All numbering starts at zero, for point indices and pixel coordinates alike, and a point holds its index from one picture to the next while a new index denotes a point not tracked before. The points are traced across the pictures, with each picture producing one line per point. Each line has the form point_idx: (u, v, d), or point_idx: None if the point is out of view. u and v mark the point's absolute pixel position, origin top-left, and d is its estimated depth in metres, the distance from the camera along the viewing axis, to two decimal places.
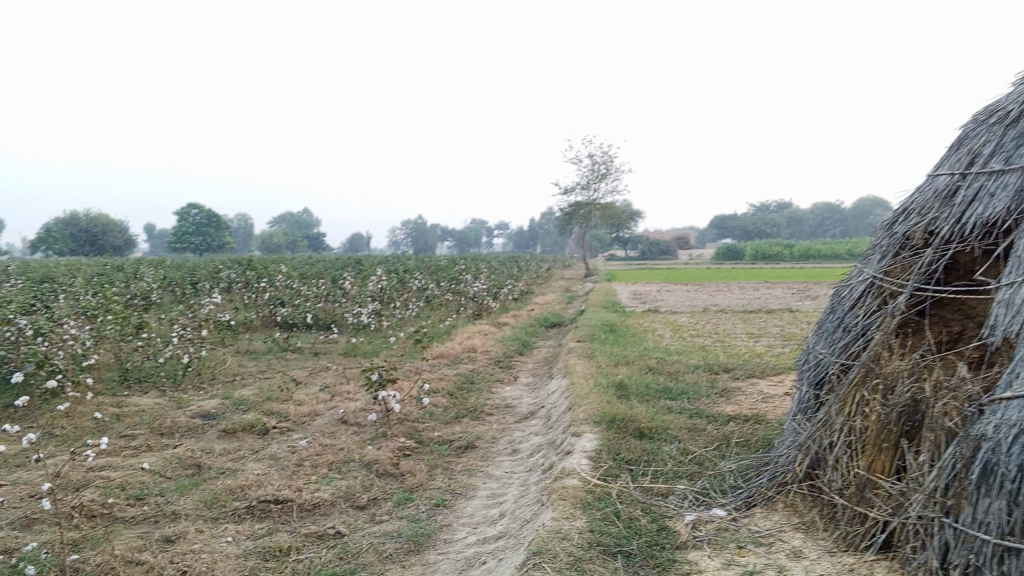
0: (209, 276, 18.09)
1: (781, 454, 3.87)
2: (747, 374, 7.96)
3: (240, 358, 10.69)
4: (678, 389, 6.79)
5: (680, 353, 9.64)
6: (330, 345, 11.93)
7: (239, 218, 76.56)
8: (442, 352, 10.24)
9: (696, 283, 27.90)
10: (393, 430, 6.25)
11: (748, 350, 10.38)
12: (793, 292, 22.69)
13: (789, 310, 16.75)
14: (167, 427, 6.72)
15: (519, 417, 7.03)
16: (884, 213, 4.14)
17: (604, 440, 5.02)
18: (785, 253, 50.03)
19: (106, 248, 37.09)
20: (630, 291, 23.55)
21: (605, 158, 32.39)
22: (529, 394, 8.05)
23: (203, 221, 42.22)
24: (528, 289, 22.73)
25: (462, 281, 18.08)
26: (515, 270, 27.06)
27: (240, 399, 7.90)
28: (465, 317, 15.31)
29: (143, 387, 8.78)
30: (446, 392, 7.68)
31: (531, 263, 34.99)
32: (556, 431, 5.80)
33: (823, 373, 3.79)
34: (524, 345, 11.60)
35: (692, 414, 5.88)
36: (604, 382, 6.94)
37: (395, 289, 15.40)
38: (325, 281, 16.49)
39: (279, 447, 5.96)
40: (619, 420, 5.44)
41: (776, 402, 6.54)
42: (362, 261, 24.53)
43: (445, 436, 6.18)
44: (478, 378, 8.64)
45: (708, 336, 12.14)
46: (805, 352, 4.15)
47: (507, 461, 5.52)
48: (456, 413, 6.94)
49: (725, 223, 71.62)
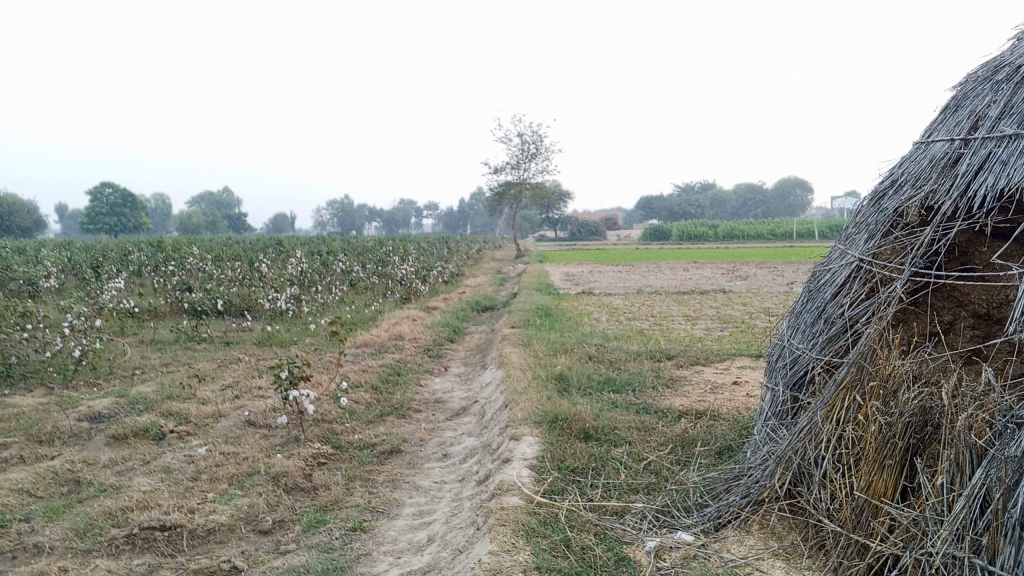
0: (116, 259, 16.88)
1: (753, 467, 3.32)
2: (693, 362, 7.49)
3: (143, 350, 9.77)
4: (621, 381, 6.25)
5: (618, 338, 9.14)
6: (244, 333, 11.08)
7: (157, 198, 73.58)
8: (366, 340, 9.53)
9: (627, 263, 27.75)
10: (307, 435, 5.58)
11: (687, 333, 9.96)
12: (724, 273, 22.57)
13: (722, 291, 16.50)
14: (47, 433, 5.87)
15: (450, 413, 6.40)
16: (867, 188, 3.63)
17: (545, 445, 4.43)
18: (711, 232, 50.53)
19: (12, 230, 34.97)
20: (561, 272, 23.14)
21: (534, 137, 31.94)
22: (461, 387, 7.43)
23: (117, 202, 40.05)
24: (459, 271, 22.07)
25: (389, 263, 17.31)
26: (443, 252, 26.31)
27: (137, 398, 7.06)
28: (392, 301, 14.55)
29: (28, 385, 7.83)
30: (369, 387, 7.01)
31: (461, 245, 34.33)
32: (491, 433, 5.20)
33: (801, 372, 3.25)
34: (455, 331, 10.97)
35: (640, 410, 5.35)
36: (542, 374, 6.36)
37: (317, 273, 14.58)
38: (241, 264, 15.49)
39: (174, 457, 5.21)
40: (561, 420, 4.86)
41: (726, 393, 6.06)
42: (283, 243, 23.41)
43: (366, 440, 5.53)
44: (405, 370, 7.97)
45: (645, 319, 11.71)
46: (776, 345, 3.61)
47: (437, 468, 4.91)
48: (380, 411, 6.28)
49: (653, 203, 72.13)
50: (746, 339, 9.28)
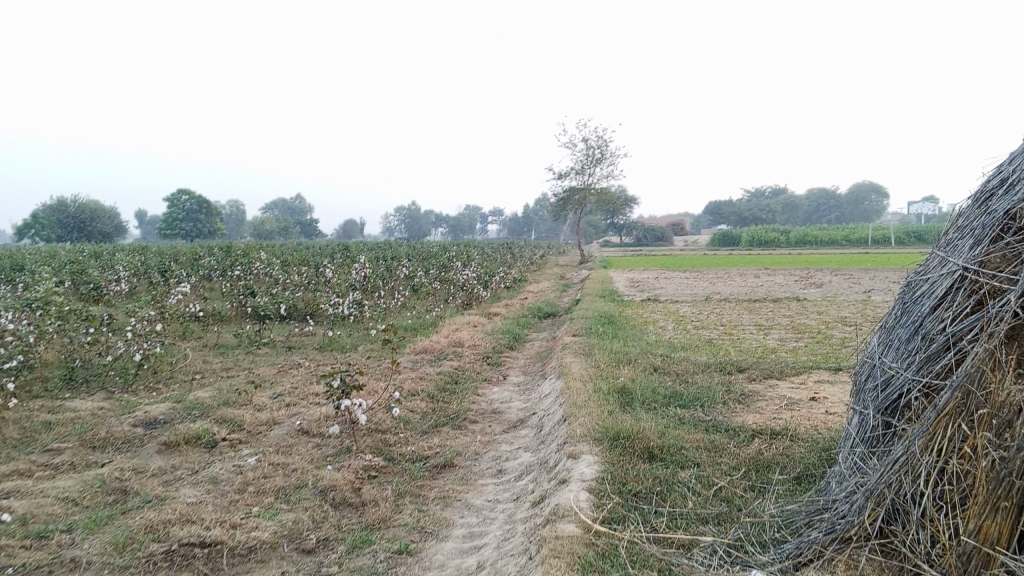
0: (186, 264, 17.16)
1: (837, 500, 2.97)
2: (766, 375, 7.07)
3: (205, 354, 9.77)
4: (689, 396, 5.89)
5: (685, 349, 8.75)
6: (305, 338, 11.03)
7: (231, 205, 75.51)
8: (425, 347, 9.35)
9: (694, 270, 27.12)
10: (359, 446, 5.38)
11: (759, 344, 9.49)
12: (797, 280, 21.80)
13: (795, 299, 15.88)
14: (100, 439, 5.81)
15: (507, 426, 6.13)
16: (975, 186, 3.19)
17: (605, 465, 4.12)
18: (782, 238, 49.27)
19: (95, 235, 36.16)
20: (626, 278, 22.73)
21: (600, 142, 31.57)
22: (520, 397, 7.17)
23: (193, 208, 41.11)
24: (522, 276, 21.88)
25: (452, 268, 17.18)
26: (508, 258, 26.14)
27: (193, 403, 6.99)
28: (454, 307, 14.39)
29: (90, 389, 7.85)
30: (425, 396, 6.80)
31: (526, 251, 34.15)
32: (548, 449, 4.90)
33: (895, 395, 2.89)
34: (516, 338, 10.72)
35: (710, 428, 4.99)
36: (603, 386, 6.04)
37: (379, 278, 14.52)
38: (306, 268, 15.54)
39: (223, 467, 5.06)
40: (624, 438, 4.54)
41: (803, 411, 5.65)
42: (350, 248, 23.53)
43: (419, 452, 5.30)
44: (463, 378, 7.73)
45: (714, 328, 11.26)
46: (863, 363, 3.25)
47: (491, 486, 4.65)
48: (435, 421, 6.06)
49: (721, 209, 70.85)
50: (822, 351, 8.79)
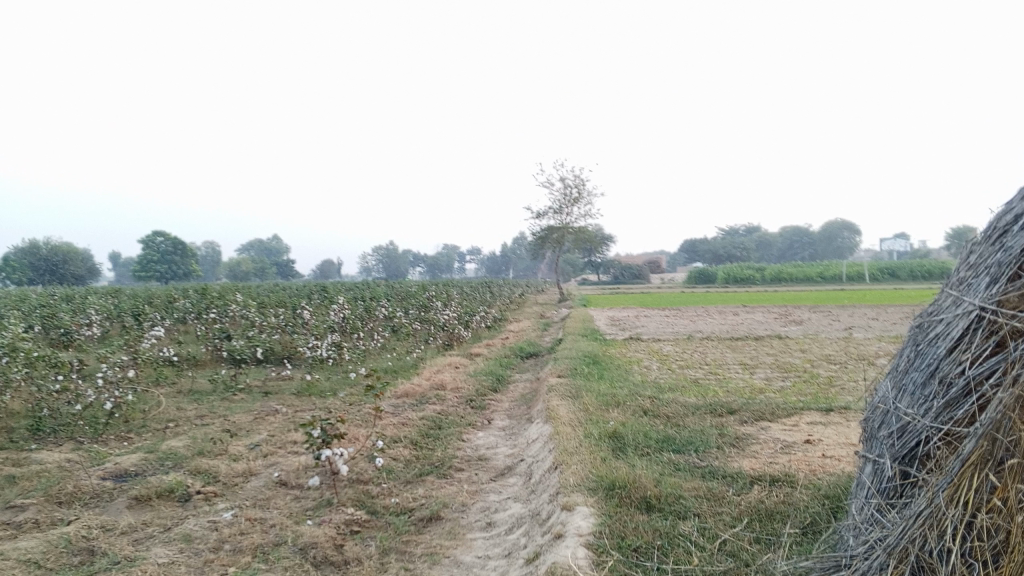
0: (160, 307, 16.83)
1: (854, 556, 2.79)
2: (757, 417, 6.92)
3: (179, 401, 9.48)
4: (681, 440, 5.72)
5: (673, 390, 8.60)
6: (283, 382, 10.77)
7: (206, 246, 74.98)
8: (406, 390, 9.12)
9: (674, 308, 27.12)
10: (340, 498, 5.15)
11: (746, 384, 9.37)
12: (777, 317, 21.83)
13: (777, 337, 15.83)
14: (67, 494, 5.53)
15: (494, 474, 5.92)
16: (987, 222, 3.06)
17: (602, 518, 3.94)
18: (758, 275, 49.58)
19: (67, 278, 35.60)
20: (606, 317, 22.63)
21: (578, 181, 31.70)
22: (506, 442, 6.97)
23: (168, 249, 40.69)
24: (502, 316, 21.72)
25: (432, 308, 17.00)
26: (487, 297, 25.97)
27: (167, 453, 6.72)
28: (435, 348, 14.18)
29: (58, 440, 7.54)
30: (408, 443, 6.58)
31: (505, 290, 34.04)
32: (540, 500, 4.71)
33: (912, 442, 2.73)
34: (499, 380, 10.53)
35: (706, 476, 4.82)
36: (593, 431, 5.87)
37: (358, 319, 14.30)
38: (283, 310, 15.28)
39: (197, 523, 4.80)
40: (619, 487, 4.36)
41: (799, 454, 5.50)
42: (327, 289, 23.27)
43: (404, 504, 5.08)
44: (446, 423, 7.51)
45: (699, 368, 11.14)
46: (875, 409, 3.09)
47: (480, 540, 4.43)
48: (419, 470, 5.85)
49: (698, 246, 71.35)
50: (811, 391, 8.67)
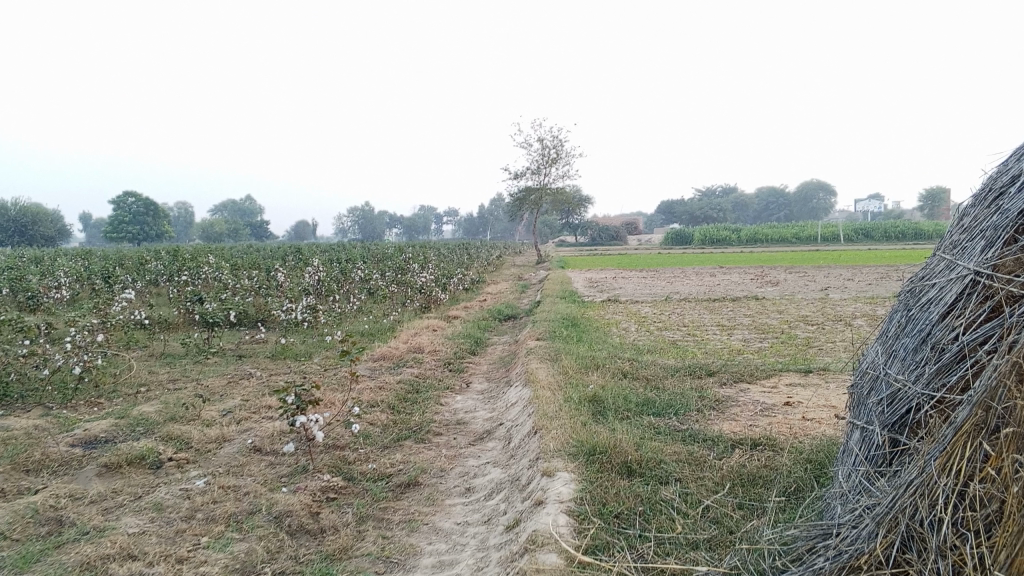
0: (132, 269, 16.52)
1: (843, 525, 2.74)
2: (737, 379, 6.89)
3: (151, 365, 9.30)
4: (662, 403, 5.67)
5: (652, 352, 8.55)
6: (258, 345, 10.61)
7: (179, 207, 73.93)
8: (383, 354, 9.01)
9: (651, 269, 27.13)
10: (316, 464, 5.06)
11: (725, 346, 9.35)
12: (754, 278, 21.87)
13: (754, 298, 15.87)
14: (35, 462, 5.39)
15: (473, 438, 5.84)
16: (982, 183, 2.96)
17: (583, 484, 3.87)
18: (735, 236, 49.72)
19: (37, 240, 34.92)
20: (583, 278, 22.59)
21: (556, 141, 31.42)
22: (485, 406, 6.89)
23: (141, 210, 40.03)
24: (479, 277, 21.60)
25: (409, 270, 16.83)
26: (464, 259, 25.82)
27: (138, 419, 6.58)
28: (412, 311, 14.06)
29: (26, 406, 7.37)
30: (385, 407, 6.49)
31: (483, 251, 33.86)
32: (519, 465, 4.64)
33: (903, 410, 2.67)
34: (476, 343, 10.44)
35: (687, 440, 4.77)
36: (573, 394, 5.80)
37: (334, 281, 14.11)
38: (257, 272, 15.06)
39: (168, 491, 4.69)
40: (600, 452, 4.29)
41: (780, 417, 5.47)
42: (302, 250, 22.98)
43: (382, 469, 5.00)
44: (424, 387, 7.42)
45: (678, 329, 11.12)
46: (864, 375, 3.03)
47: (459, 506, 4.36)
48: (397, 434, 5.76)
49: (675, 207, 71.36)
50: (789, 352, 8.67)
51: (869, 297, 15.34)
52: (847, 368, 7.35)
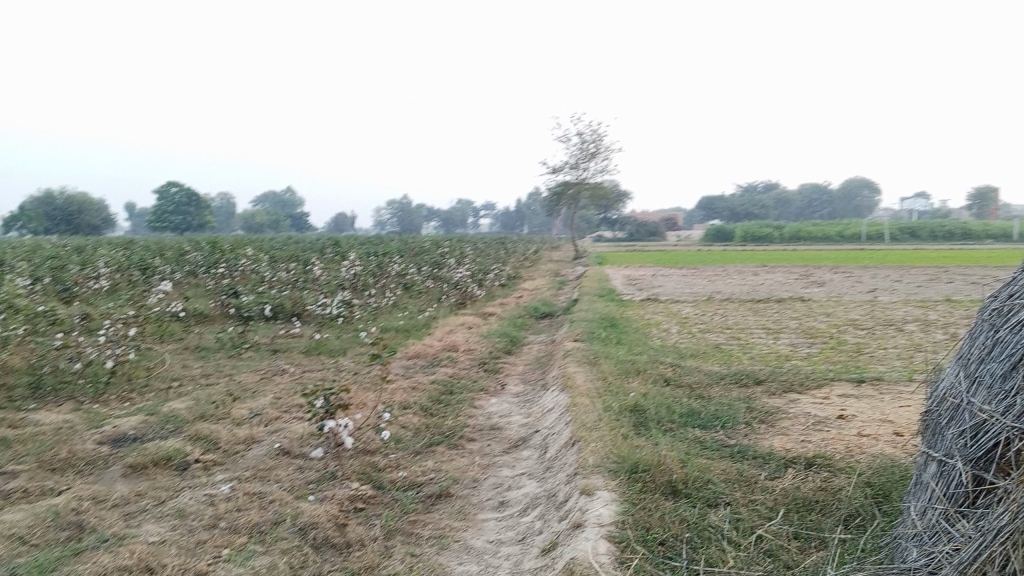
0: (171, 259, 16.56)
1: (918, 569, 2.44)
2: (785, 388, 6.59)
3: (185, 359, 9.24)
4: (707, 415, 5.40)
5: (694, 356, 8.26)
6: (292, 340, 10.51)
7: (221, 197, 74.85)
8: (417, 352, 8.84)
9: (691, 267, 26.69)
10: (344, 471, 4.87)
11: (770, 350, 9.01)
12: (797, 279, 21.37)
13: (799, 299, 15.43)
14: (61, 460, 5.28)
15: (508, 445, 5.62)
16: None
17: (624, 505, 3.63)
18: (776, 233, 48.83)
19: (83, 228, 35.45)
20: (621, 276, 22.23)
21: (595, 136, 31.05)
22: (520, 410, 6.67)
23: (184, 200, 40.50)
24: (517, 273, 21.39)
25: (445, 265, 16.67)
26: (502, 253, 25.61)
27: (168, 416, 6.47)
28: (448, 307, 13.88)
29: (58, 399, 7.31)
30: (418, 410, 6.30)
31: (520, 246, 33.63)
32: (556, 479, 4.40)
33: (989, 443, 2.36)
34: (513, 342, 10.21)
35: (735, 457, 4.50)
36: (613, 403, 5.55)
37: (370, 275, 13.98)
38: (293, 265, 15.00)
39: (192, 496, 4.53)
40: (643, 470, 4.04)
41: (833, 431, 5.17)
42: (340, 243, 22.97)
43: (412, 478, 4.80)
44: (458, 388, 7.20)
45: (720, 332, 10.78)
46: (942, 402, 2.71)
47: (492, 523, 4.14)
48: (429, 440, 5.55)
49: (715, 203, 70.48)
50: (839, 360, 8.31)
51: (919, 301, 14.83)
52: (903, 379, 6.99)
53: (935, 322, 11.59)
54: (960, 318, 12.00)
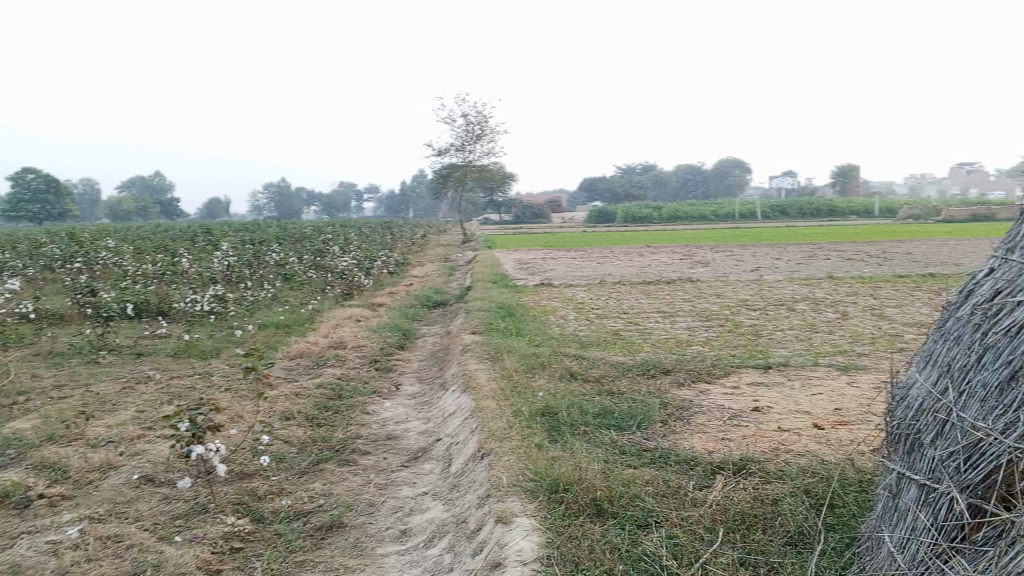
0: (21, 253, 15.02)
1: None
2: (696, 378, 6.31)
3: (35, 367, 8.20)
4: (620, 414, 5.03)
5: (596, 346, 7.92)
6: (160, 341, 9.57)
7: (84, 183, 70.36)
8: (301, 351, 8.14)
9: (578, 249, 26.64)
10: (219, 502, 4.23)
11: (670, 336, 8.78)
12: (684, 258, 21.63)
13: (688, 280, 15.42)
14: None
15: (406, 457, 5.09)
16: None
17: (548, 535, 3.18)
18: (656, 213, 49.76)
19: None
20: (511, 259, 21.89)
21: (480, 117, 30.52)
22: (417, 414, 6.14)
23: (42, 187, 37.53)
24: (403, 258, 20.68)
25: (328, 253, 15.82)
26: (388, 239, 24.82)
27: (9, 440, 5.58)
28: (333, 298, 13.13)
29: None
30: (303, 421, 5.67)
31: (406, 230, 32.79)
32: (465, 502, 3.92)
33: (988, 466, 2.01)
34: (404, 335, 9.64)
35: (658, 463, 4.13)
36: (519, 406, 5.10)
37: (247, 266, 13.03)
38: (162, 257, 13.84)
39: (32, 545, 3.78)
40: (563, 489, 3.60)
41: (752, 426, 4.88)
42: (215, 231, 21.56)
43: (299, 505, 4.21)
44: (348, 392, 6.59)
45: (618, 316, 10.52)
46: (922, 416, 2.36)
47: (393, 560, 3.62)
48: (316, 455, 4.96)
49: (597, 185, 71.42)
50: (740, 344, 8.16)
51: (803, 278, 15.08)
52: (808, 364, 6.82)
53: (823, 300, 11.73)
54: (846, 295, 12.18)
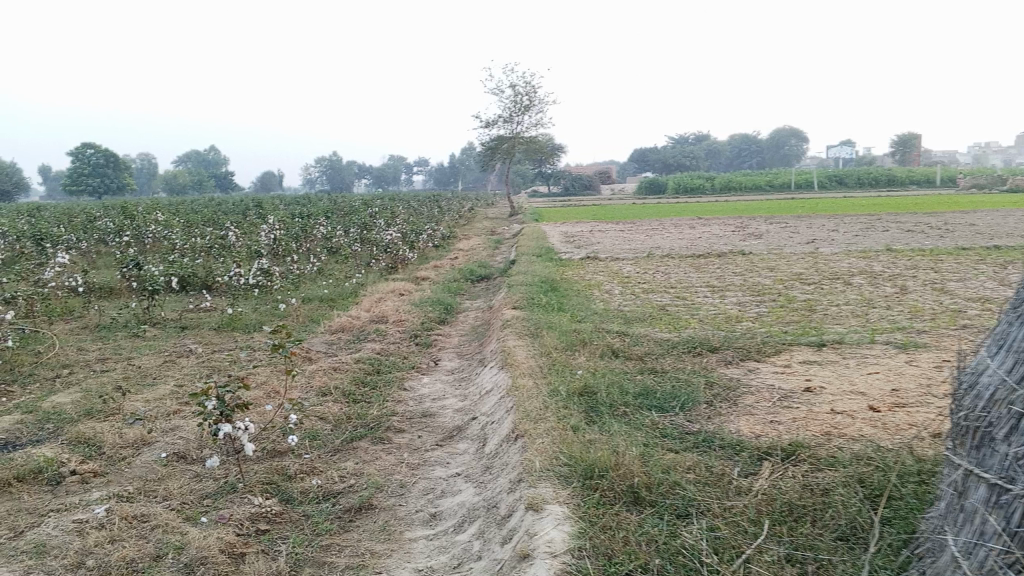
0: (75, 226, 15.24)
1: None
2: (745, 357, 6.04)
3: (81, 341, 8.26)
4: (663, 394, 4.81)
5: (641, 322, 7.67)
6: (204, 314, 9.60)
7: (142, 158, 71.87)
8: (341, 326, 8.06)
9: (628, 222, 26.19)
10: (248, 481, 4.14)
11: (719, 311, 8.47)
12: (735, 230, 21.09)
13: (739, 253, 15.00)
14: None
15: (441, 436, 4.96)
16: None
17: (580, 526, 3.00)
18: (708, 184, 48.77)
19: None
20: (559, 232, 21.61)
21: (528, 87, 30.14)
22: (455, 391, 5.99)
23: (100, 162, 38.29)
24: (450, 232, 20.56)
25: (373, 226, 15.77)
26: (435, 212, 24.71)
27: (49, 414, 5.58)
28: (377, 271, 13.06)
29: None
30: (338, 397, 5.56)
31: (454, 203, 32.67)
32: (496, 486, 3.76)
33: None
34: (446, 309, 9.50)
35: (701, 448, 3.91)
36: (556, 385, 4.91)
37: (292, 240, 13.01)
38: (210, 230, 13.92)
39: (60, 523, 3.74)
40: (598, 475, 3.42)
41: (803, 408, 4.62)
42: (265, 204, 21.69)
43: (327, 485, 4.10)
44: (386, 367, 6.48)
45: (665, 291, 10.24)
46: (995, 407, 2.10)
47: (420, 545, 3.48)
48: (349, 433, 4.85)
49: (647, 155, 70.26)
50: (792, 320, 7.83)
51: (859, 251, 14.55)
52: (865, 342, 6.49)
53: (881, 274, 11.28)
54: (905, 269, 11.69)
